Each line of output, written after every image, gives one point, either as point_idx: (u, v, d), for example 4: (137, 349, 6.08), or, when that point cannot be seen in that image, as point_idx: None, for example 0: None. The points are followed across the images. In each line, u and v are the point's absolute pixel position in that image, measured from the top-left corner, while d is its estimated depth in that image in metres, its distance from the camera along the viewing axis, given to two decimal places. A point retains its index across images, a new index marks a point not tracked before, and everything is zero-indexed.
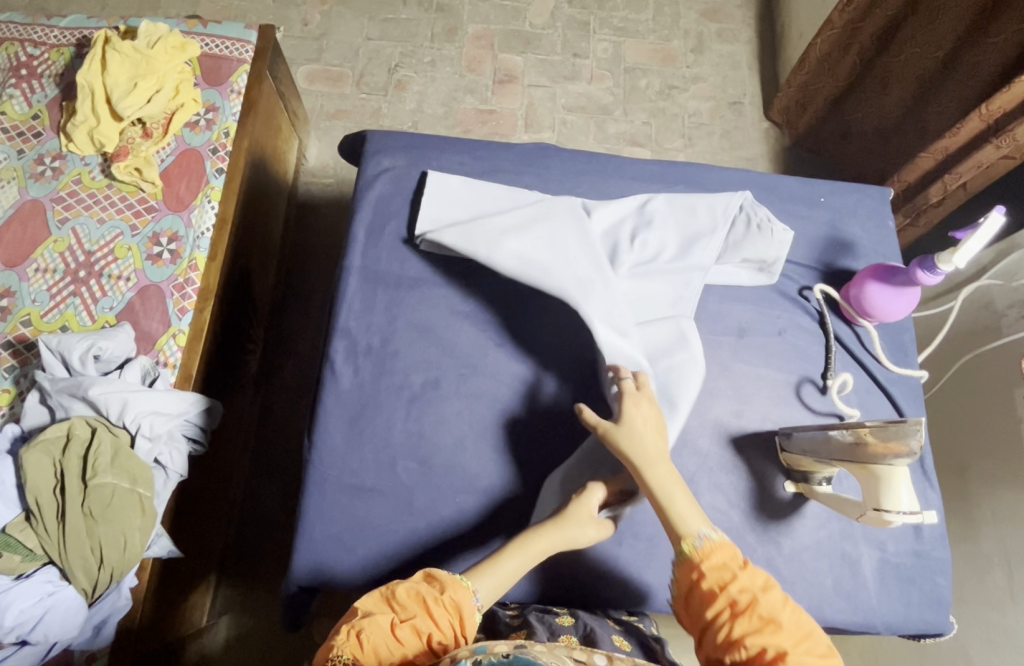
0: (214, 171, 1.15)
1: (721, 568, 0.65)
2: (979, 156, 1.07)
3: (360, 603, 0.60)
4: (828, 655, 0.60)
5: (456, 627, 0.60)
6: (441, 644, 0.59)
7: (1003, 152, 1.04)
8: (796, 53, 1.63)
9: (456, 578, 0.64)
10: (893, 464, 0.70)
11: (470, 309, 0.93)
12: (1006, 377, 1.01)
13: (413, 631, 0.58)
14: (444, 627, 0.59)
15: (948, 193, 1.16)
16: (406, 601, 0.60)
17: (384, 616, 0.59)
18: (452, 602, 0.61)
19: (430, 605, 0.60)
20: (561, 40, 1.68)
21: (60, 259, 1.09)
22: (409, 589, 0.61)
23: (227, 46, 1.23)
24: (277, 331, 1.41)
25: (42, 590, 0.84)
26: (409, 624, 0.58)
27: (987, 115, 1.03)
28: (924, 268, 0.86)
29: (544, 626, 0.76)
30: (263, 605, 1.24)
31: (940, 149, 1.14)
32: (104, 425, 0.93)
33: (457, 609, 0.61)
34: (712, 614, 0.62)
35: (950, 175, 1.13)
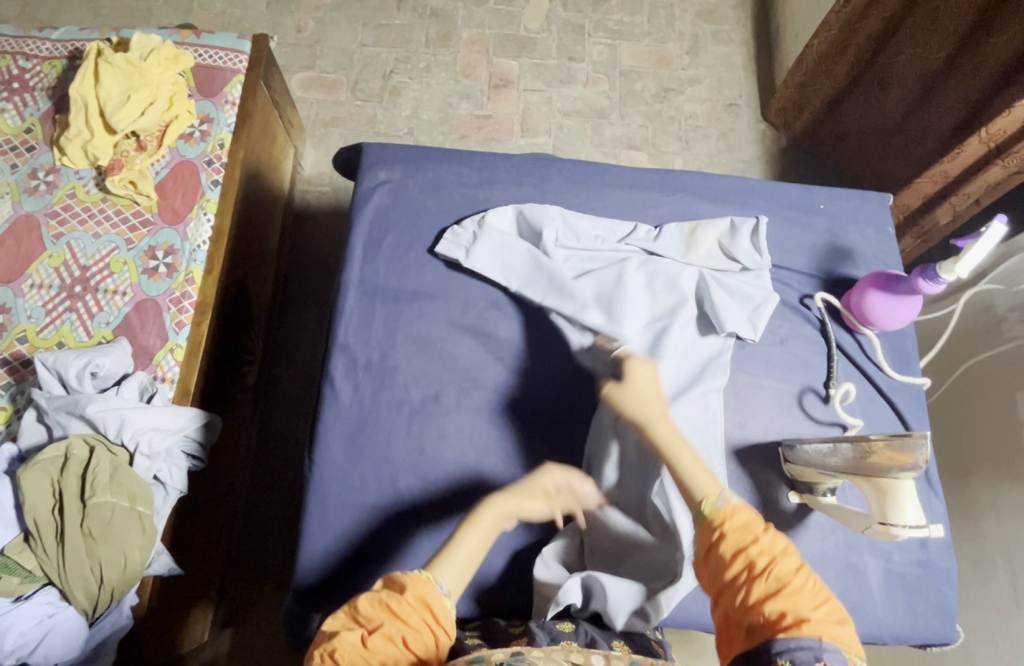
0: (210, 183, 1.14)
1: (744, 529, 0.64)
2: (985, 176, 1.07)
3: (329, 626, 0.59)
4: (849, 623, 0.57)
5: (428, 622, 0.59)
6: (415, 641, 0.57)
7: (1011, 170, 1.03)
8: (792, 55, 1.63)
9: (414, 574, 0.62)
10: (898, 478, 0.70)
11: (470, 322, 0.93)
12: (1009, 382, 1.01)
13: (384, 638, 0.56)
14: (415, 624, 0.58)
15: (960, 211, 1.15)
16: (366, 608, 0.59)
17: (353, 633, 0.57)
18: (414, 599, 0.59)
19: (393, 609, 0.58)
20: (556, 44, 1.68)
21: (56, 274, 1.08)
22: (370, 599, 0.59)
23: (220, 56, 1.22)
24: (276, 342, 1.41)
25: (43, 612, 0.83)
26: (378, 633, 0.56)
27: (987, 139, 1.03)
28: (926, 277, 0.86)
29: (545, 630, 0.75)
30: (263, 618, 1.24)
31: (941, 173, 1.13)
32: (102, 444, 0.92)
33: (424, 602, 0.60)
34: (730, 576, 0.61)
35: (957, 195, 1.13)
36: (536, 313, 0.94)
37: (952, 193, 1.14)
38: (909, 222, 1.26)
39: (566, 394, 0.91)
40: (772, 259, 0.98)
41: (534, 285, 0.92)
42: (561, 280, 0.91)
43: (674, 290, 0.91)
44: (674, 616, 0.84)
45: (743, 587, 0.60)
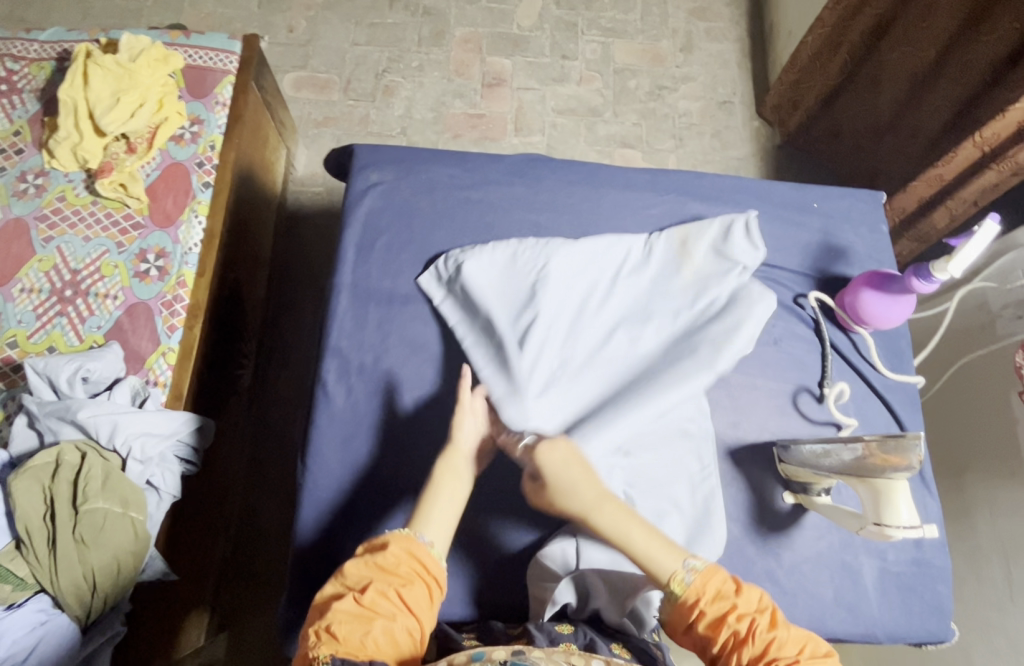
0: (201, 185, 1.14)
1: (719, 598, 0.65)
2: (981, 180, 1.07)
3: (324, 595, 0.65)
4: (827, 651, 0.63)
5: (416, 573, 0.67)
6: (405, 590, 0.65)
7: (1006, 174, 1.04)
8: (785, 51, 1.62)
9: (396, 533, 0.70)
10: (892, 479, 0.70)
11: None
12: (1003, 379, 1.01)
13: (377, 595, 0.64)
14: (404, 576, 0.66)
15: (956, 215, 1.15)
16: (355, 573, 0.66)
17: (348, 596, 0.63)
18: (400, 555, 0.67)
19: (382, 568, 0.66)
20: (549, 42, 1.67)
21: (46, 278, 1.07)
22: (360, 564, 0.66)
23: (211, 57, 1.21)
24: (271, 345, 1.40)
25: (35, 619, 0.84)
26: (370, 591, 0.64)
27: (982, 143, 1.03)
28: (918, 276, 0.85)
29: (544, 632, 0.75)
30: (259, 622, 1.24)
31: (936, 177, 1.13)
32: (94, 450, 0.92)
33: (409, 556, 0.67)
34: (718, 647, 0.63)
35: (953, 199, 1.13)
36: None
37: (948, 197, 1.14)
38: (905, 226, 1.25)
39: None
40: (766, 258, 0.98)
41: (493, 343, 0.88)
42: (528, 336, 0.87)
43: (658, 341, 0.90)
44: None
45: (732, 654, 0.62)
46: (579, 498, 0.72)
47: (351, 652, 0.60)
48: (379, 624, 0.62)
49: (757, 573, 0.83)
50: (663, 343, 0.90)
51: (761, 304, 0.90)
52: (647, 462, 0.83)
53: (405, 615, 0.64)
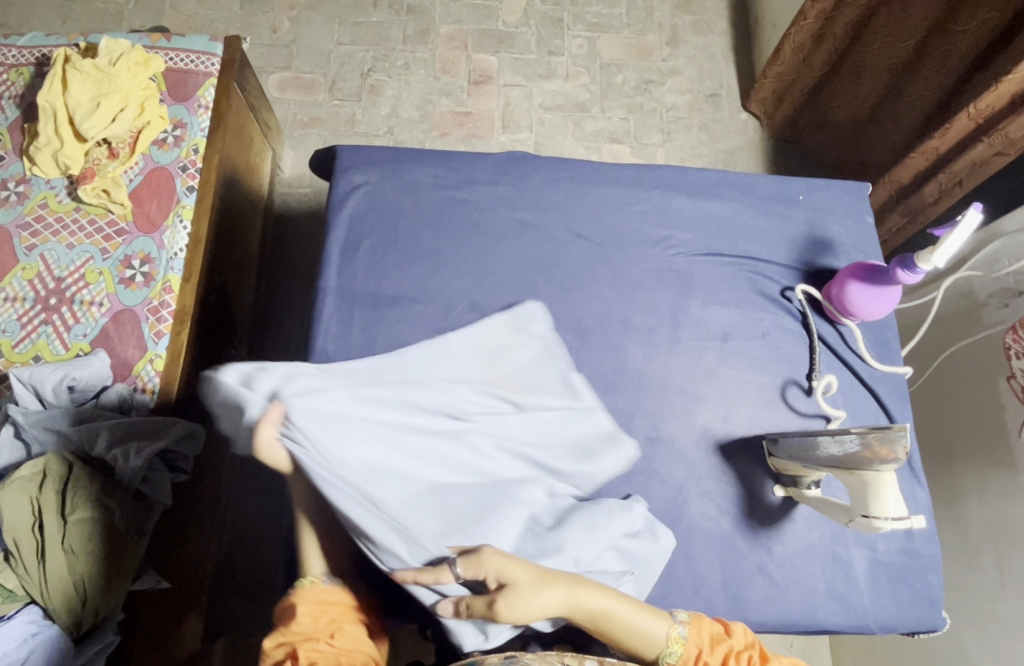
0: (185, 189, 1.13)
1: (717, 642, 0.70)
2: (972, 154, 1.06)
3: None
4: None
5: (333, 613, 0.70)
6: (331, 630, 0.68)
7: (996, 148, 1.03)
8: (771, 43, 1.62)
9: (297, 588, 0.72)
10: (880, 470, 0.71)
11: (450, 326, 0.91)
12: (990, 367, 1.02)
13: (310, 650, 0.66)
14: (325, 621, 0.69)
15: (944, 191, 1.14)
16: (279, 649, 0.67)
17: None
18: (310, 605, 0.70)
19: (300, 626, 0.68)
20: (535, 38, 1.66)
21: (29, 287, 1.06)
22: (280, 636, 0.68)
23: (192, 59, 1.20)
24: (259, 349, 1.39)
25: (25, 631, 0.83)
26: (302, 649, 0.66)
27: (976, 115, 1.02)
28: (904, 267, 0.86)
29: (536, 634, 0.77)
30: (254, 628, 1.23)
31: (931, 149, 1.12)
32: (82, 460, 0.90)
33: (319, 609, 0.70)
34: None
35: (943, 173, 1.12)
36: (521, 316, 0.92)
37: (940, 170, 1.13)
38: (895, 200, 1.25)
39: None
40: (752, 252, 0.98)
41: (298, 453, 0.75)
42: (332, 450, 0.74)
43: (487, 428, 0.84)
44: None
45: None
46: (553, 594, 0.67)
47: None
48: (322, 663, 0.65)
49: (747, 567, 0.84)
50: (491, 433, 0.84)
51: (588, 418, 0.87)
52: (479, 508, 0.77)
53: (343, 652, 0.67)
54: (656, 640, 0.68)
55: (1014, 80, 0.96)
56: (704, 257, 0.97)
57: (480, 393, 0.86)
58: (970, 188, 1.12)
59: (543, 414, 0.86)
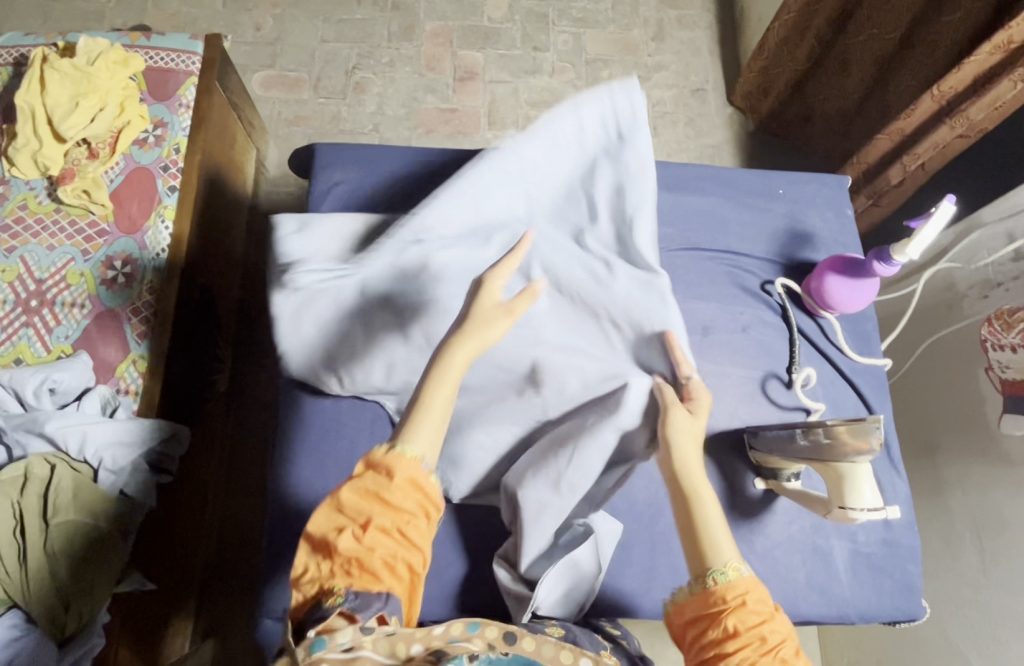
0: (167, 189, 1.12)
1: (762, 602, 0.57)
2: (934, 137, 1.06)
3: (317, 522, 0.58)
4: None
5: (420, 502, 0.58)
6: (408, 524, 0.57)
7: (958, 131, 1.03)
8: (756, 37, 1.62)
9: (397, 453, 0.59)
10: (856, 462, 0.71)
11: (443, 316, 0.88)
12: (971, 358, 1.02)
13: (380, 533, 0.57)
14: (411, 508, 0.57)
15: (908, 174, 1.15)
16: (352, 505, 0.57)
17: (347, 532, 0.57)
18: (404, 483, 0.58)
19: (386, 498, 0.57)
20: (521, 35, 1.66)
21: (10, 289, 1.05)
22: (356, 491, 0.58)
23: (171, 58, 1.19)
24: (245, 349, 1.38)
25: (8, 635, 0.82)
26: (373, 530, 0.56)
27: (939, 96, 1.02)
28: (880, 259, 0.86)
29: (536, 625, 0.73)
30: (244, 627, 1.24)
31: (897, 131, 1.13)
32: (65, 462, 0.91)
33: (412, 490, 0.58)
34: (736, 647, 0.55)
35: (907, 155, 1.12)
36: None
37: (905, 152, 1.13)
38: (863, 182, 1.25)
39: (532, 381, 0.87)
40: (732, 246, 0.99)
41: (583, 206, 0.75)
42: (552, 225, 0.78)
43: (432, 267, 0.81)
44: (644, 607, 0.85)
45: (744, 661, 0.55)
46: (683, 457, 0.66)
47: (364, 589, 0.55)
48: (383, 559, 0.56)
49: None
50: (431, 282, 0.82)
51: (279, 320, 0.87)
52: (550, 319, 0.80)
53: (409, 551, 0.58)
54: (718, 555, 0.60)
55: (976, 63, 0.96)
56: (685, 251, 0.97)
57: (338, 252, 0.87)
58: (934, 170, 1.13)
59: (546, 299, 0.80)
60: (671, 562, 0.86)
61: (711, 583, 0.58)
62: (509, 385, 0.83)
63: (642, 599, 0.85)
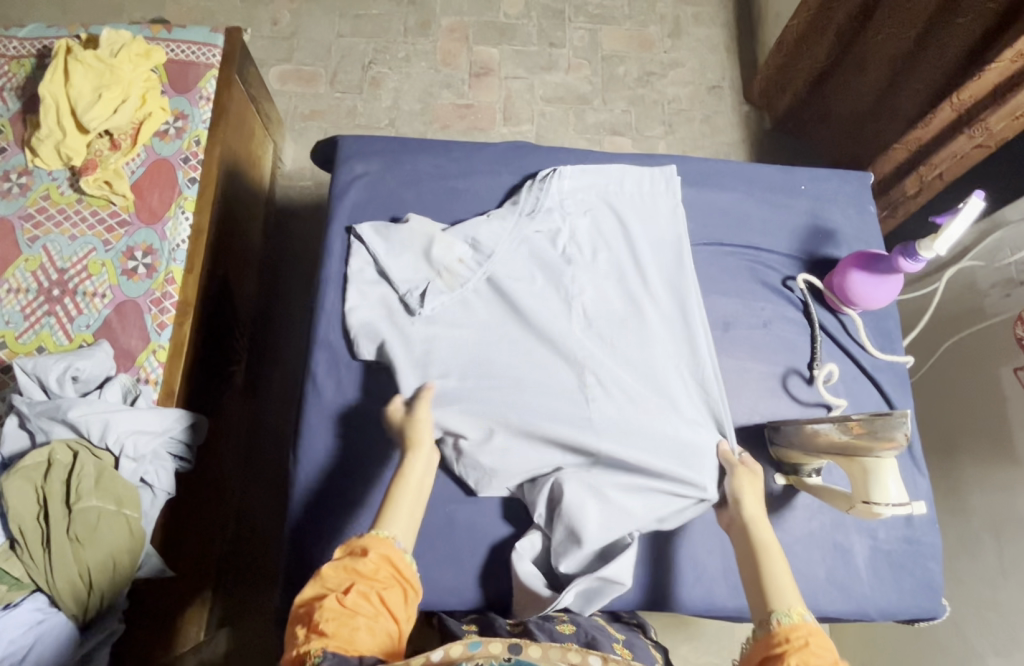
0: (187, 180, 1.12)
1: (822, 649, 0.58)
2: (953, 147, 1.06)
3: (303, 595, 0.61)
4: None
5: (394, 574, 0.63)
6: (383, 593, 0.61)
7: (978, 140, 1.02)
8: (773, 34, 1.61)
9: (377, 535, 0.65)
10: (882, 456, 0.71)
11: (472, 312, 0.90)
12: (993, 357, 1.02)
13: (361, 595, 0.60)
14: (384, 578, 0.62)
15: (925, 185, 1.14)
16: (334, 575, 0.62)
17: (330, 596, 0.60)
18: (379, 555, 0.63)
19: (361, 568, 0.62)
20: (537, 30, 1.66)
21: (33, 278, 1.06)
22: (337, 565, 0.62)
23: (193, 51, 1.20)
24: (263, 341, 1.39)
25: (31, 618, 0.83)
26: (354, 590, 0.60)
27: (958, 105, 1.02)
28: (906, 255, 0.85)
29: (544, 630, 0.74)
30: (260, 616, 1.25)
31: (913, 141, 1.13)
32: (86, 449, 0.91)
33: (388, 558, 0.63)
34: None
35: (924, 165, 1.11)
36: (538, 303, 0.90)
37: (921, 163, 1.13)
38: (879, 192, 1.25)
39: (553, 375, 0.87)
40: (753, 241, 0.98)
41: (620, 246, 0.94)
42: (601, 253, 0.94)
43: (499, 260, 0.91)
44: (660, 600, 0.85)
45: None
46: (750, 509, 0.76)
47: (340, 650, 0.56)
48: (361, 623, 0.58)
49: None
50: (505, 275, 0.91)
51: (329, 287, 0.93)
52: (610, 330, 0.89)
53: (385, 617, 0.60)
54: (782, 600, 0.64)
55: (997, 70, 0.96)
56: (706, 247, 0.97)
57: (411, 259, 0.91)
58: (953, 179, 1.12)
59: (600, 319, 0.90)
60: (689, 555, 0.87)
61: (775, 624, 0.61)
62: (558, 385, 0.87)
63: (661, 591, 0.86)
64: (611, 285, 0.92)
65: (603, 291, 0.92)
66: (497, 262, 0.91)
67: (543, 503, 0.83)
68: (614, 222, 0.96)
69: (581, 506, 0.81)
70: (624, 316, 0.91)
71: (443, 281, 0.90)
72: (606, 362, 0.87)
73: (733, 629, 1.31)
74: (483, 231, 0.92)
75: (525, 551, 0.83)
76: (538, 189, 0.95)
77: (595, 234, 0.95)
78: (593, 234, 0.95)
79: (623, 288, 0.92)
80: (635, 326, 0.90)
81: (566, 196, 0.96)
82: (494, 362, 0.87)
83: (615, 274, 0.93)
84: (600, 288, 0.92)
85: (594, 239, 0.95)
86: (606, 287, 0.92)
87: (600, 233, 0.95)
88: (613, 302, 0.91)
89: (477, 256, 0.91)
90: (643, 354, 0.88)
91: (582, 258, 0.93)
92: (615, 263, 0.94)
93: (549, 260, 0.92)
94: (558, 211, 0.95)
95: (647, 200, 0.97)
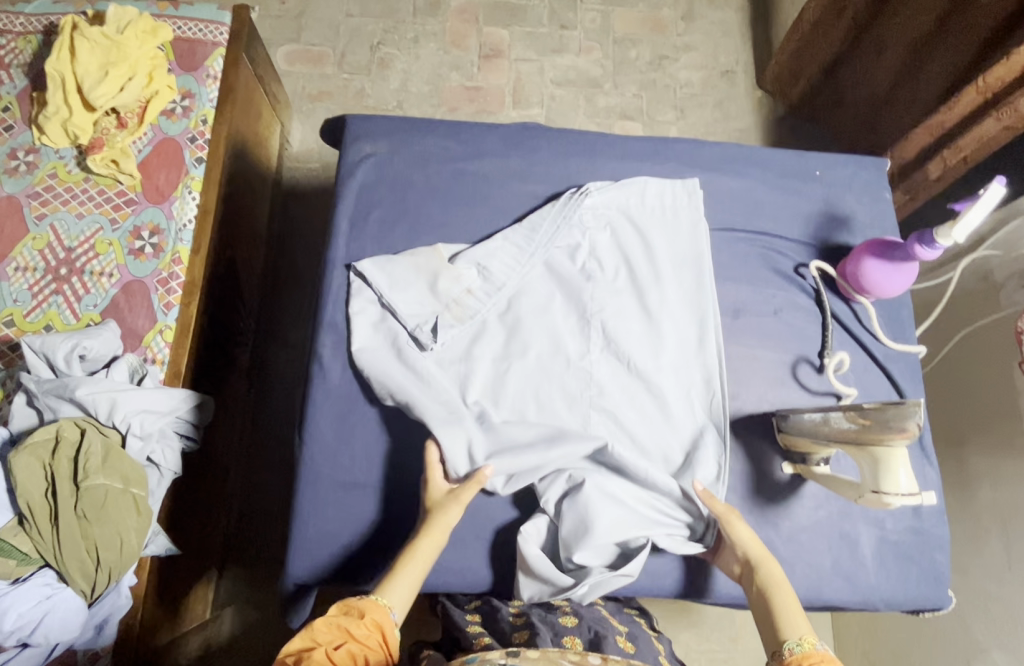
0: (194, 160, 1.12)
1: None
2: (979, 130, 1.04)
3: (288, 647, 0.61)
4: None
5: (383, 645, 0.64)
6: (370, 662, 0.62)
7: (1006, 123, 1.00)
8: (789, 18, 1.58)
9: (372, 600, 0.67)
10: (893, 446, 0.70)
11: (484, 331, 0.90)
12: (1007, 349, 1.00)
13: (348, 653, 0.61)
14: (372, 646, 0.63)
15: (949, 169, 1.12)
16: (326, 632, 0.62)
17: (319, 649, 0.60)
18: (372, 622, 0.65)
19: (353, 630, 0.63)
20: (548, 12, 1.63)
21: (40, 257, 1.06)
22: (328, 622, 0.63)
23: (199, 28, 1.18)
24: (269, 325, 1.39)
25: (41, 593, 0.83)
26: (343, 648, 0.61)
27: (985, 88, 1.02)
28: (922, 243, 0.83)
29: (547, 626, 0.80)
30: (266, 596, 1.26)
31: (938, 124, 1.11)
32: (94, 426, 0.92)
33: (381, 629, 0.65)
34: None
35: (948, 148, 1.10)
36: (556, 328, 0.90)
37: (945, 147, 1.12)
38: (898, 178, 1.23)
39: (572, 401, 0.88)
40: (765, 227, 0.97)
41: (637, 265, 0.93)
42: (619, 269, 0.94)
43: (511, 290, 0.91)
44: (664, 587, 0.85)
45: None
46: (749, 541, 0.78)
47: None
48: None
49: None
50: (516, 305, 0.91)
51: (334, 269, 0.92)
52: (626, 346, 0.89)
53: None
54: (793, 631, 0.68)
55: None
56: (717, 232, 0.96)
57: (420, 294, 0.89)
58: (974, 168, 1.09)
59: (620, 338, 0.89)
60: None
61: (788, 654, 0.65)
62: (574, 410, 0.87)
63: (665, 579, 0.85)
64: (627, 303, 0.92)
65: (619, 308, 0.91)
66: (507, 292, 0.91)
67: (557, 489, 0.83)
68: (632, 235, 0.95)
69: (600, 509, 0.80)
70: (642, 333, 0.90)
71: (452, 314, 0.90)
72: (620, 385, 0.89)
73: (735, 617, 1.31)
74: (494, 261, 0.91)
75: (531, 536, 0.82)
76: (562, 211, 0.93)
77: (612, 248, 0.95)
78: (610, 248, 0.95)
79: (642, 303, 0.92)
80: (654, 343, 0.90)
81: (587, 214, 0.94)
82: (509, 387, 0.87)
83: (633, 290, 0.92)
84: (616, 306, 0.91)
85: (611, 253, 0.94)
86: (622, 305, 0.92)
87: (618, 248, 0.94)
88: (630, 321, 0.91)
89: (487, 287, 0.90)
90: (660, 372, 0.89)
91: (601, 275, 0.93)
92: (633, 278, 0.93)
93: (569, 279, 0.92)
94: (574, 225, 0.94)
95: (664, 209, 0.96)
